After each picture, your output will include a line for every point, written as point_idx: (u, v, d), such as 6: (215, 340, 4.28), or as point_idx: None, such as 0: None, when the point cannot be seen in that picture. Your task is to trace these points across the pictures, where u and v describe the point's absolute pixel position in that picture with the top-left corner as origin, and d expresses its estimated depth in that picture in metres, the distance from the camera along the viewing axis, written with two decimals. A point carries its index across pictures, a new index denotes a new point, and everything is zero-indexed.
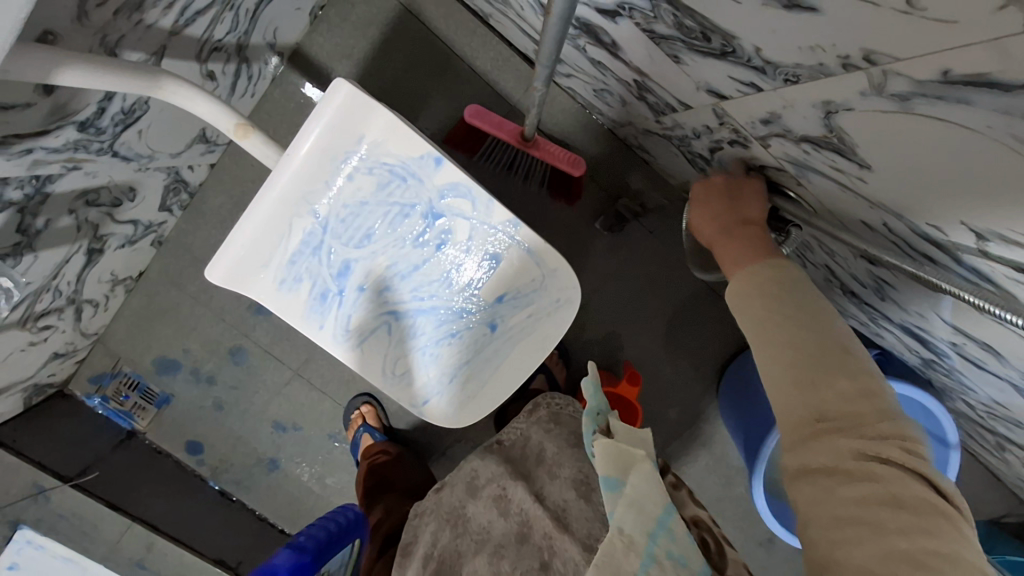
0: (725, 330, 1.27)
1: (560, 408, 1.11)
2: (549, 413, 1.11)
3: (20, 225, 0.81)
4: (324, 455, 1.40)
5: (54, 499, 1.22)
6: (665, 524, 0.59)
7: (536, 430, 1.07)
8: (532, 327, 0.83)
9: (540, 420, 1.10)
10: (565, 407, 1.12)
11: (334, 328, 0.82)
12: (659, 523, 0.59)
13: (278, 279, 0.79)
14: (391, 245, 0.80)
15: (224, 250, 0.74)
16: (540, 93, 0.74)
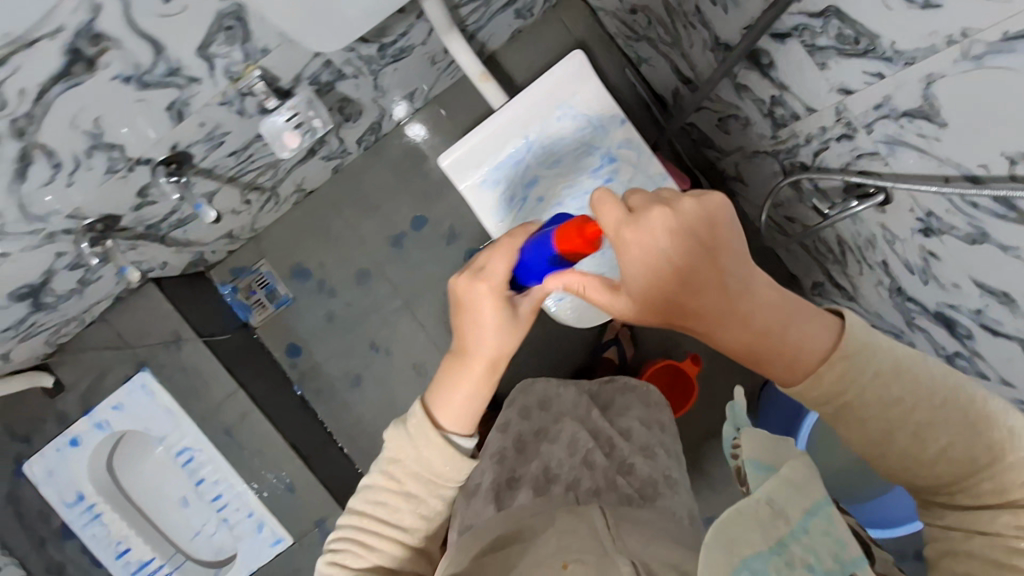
0: None
1: (629, 382, 1.36)
2: (618, 381, 1.37)
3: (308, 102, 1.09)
4: (403, 383, 1.61)
5: (184, 350, 1.41)
6: (826, 510, 0.62)
7: (607, 386, 1.35)
8: None
9: (610, 383, 1.36)
10: (634, 383, 1.37)
11: (510, 225, 1.08)
12: (820, 506, 0.62)
13: (483, 178, 1.07)
14: (570, 174, 1.07)
15: (460, 144, 1.05)
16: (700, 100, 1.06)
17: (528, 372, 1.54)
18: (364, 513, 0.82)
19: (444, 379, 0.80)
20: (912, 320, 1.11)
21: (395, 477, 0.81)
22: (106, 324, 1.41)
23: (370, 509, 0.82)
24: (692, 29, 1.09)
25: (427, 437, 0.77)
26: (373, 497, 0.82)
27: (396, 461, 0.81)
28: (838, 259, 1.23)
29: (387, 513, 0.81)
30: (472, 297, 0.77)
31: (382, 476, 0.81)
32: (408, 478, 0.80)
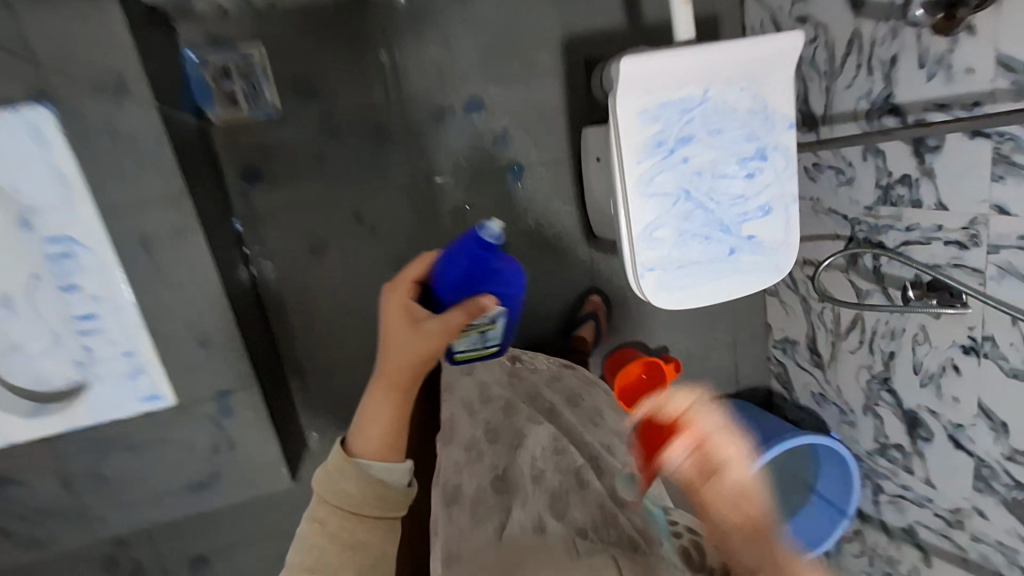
0: (720, 378, 1.63)
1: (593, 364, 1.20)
2: (566, 374, 1.13)
3: None
4: (374, 270, 1.37)
5: (127, 112, 0.99)
6: None
7: (551, 371, 1.14)
8: (753, 271, 1.06)
9: (557, 371, 1.14)
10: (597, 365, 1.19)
11: (645, 170, 0.98)
12: None
13: (644, 108, 0.96)
14: (724, 150, 1.00)
15: (645, 60, 0.93)
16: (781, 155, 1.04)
17: None
18: (313, 540, 0.69)
19: (366, 407, 0.77)
20: (875, 405, 1.29)
21: (335, 503, 0.71)
22: (8, 15, 0.92)
23: (318, 538, 0.69)
24: (865, 73, 1.11)
25: (359, 476, 0.72)
26: (314, 528, 0.70)
27: (330, 495, 0.71)
28: (832, 331, 1.36)
29: (336, 542, 0.69)
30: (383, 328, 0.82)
31: (315, 516, 0.71)
32: (337, 502, 0.71)
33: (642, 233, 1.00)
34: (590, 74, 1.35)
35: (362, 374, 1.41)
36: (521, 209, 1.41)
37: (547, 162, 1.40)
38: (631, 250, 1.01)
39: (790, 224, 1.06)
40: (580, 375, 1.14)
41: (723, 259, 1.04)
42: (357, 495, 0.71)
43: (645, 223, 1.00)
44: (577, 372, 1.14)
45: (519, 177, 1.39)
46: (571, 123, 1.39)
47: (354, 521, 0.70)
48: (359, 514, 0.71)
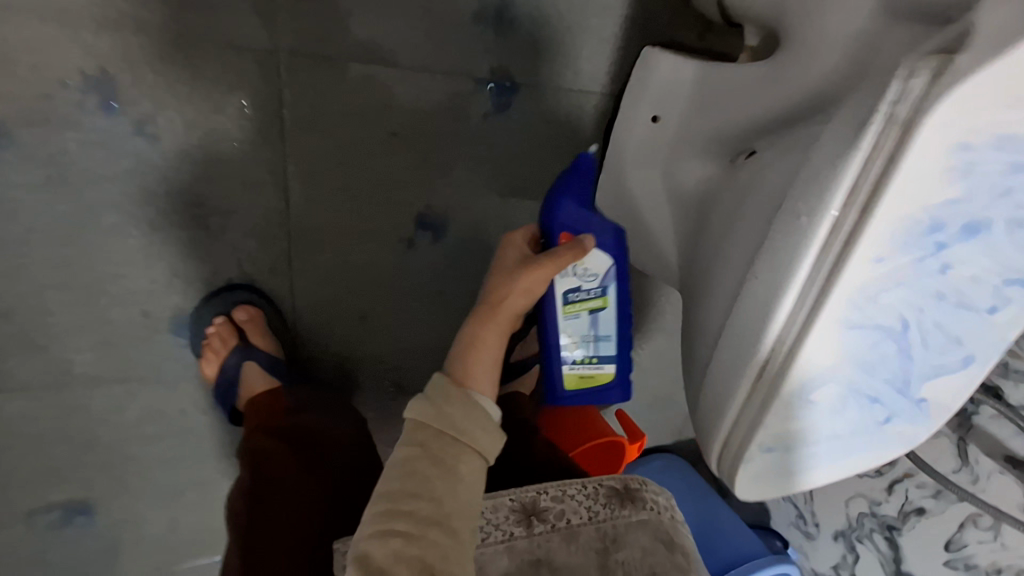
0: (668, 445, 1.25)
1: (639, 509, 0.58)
2: (626, 522, 0.56)
3: None
4: (143, 215, 0.60)
5: None
6: None
7: (590, 534, 0.54)
8: (888, 444, 0.61)
9: (606, 513, 0.57)
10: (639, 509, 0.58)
11: (878, 280, 0.40)
12: None
13: (975, 138, 0.35)
14: (1003, 263, 0.46)
15: None
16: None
17: (421, 351, 0.80)
18: (382, 518, 0.44)
19: (476, 336, 0.57)
20: (852, 541, 1.03)
21: (410, 463, 0.47)
22: None
23: (388, 512, 0.45)
24: None
25: (450, 422, 0.50)
26: (390, 494, 0.46)
27: (410, 441, 0.49)
28: None
29: (396, 537, 0.43)
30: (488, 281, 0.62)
31: (404, 445, 0.49)
32: (408, 464, 0.47)
33: (790, 394, 0.46)
34: None
35: (99, 403, 0.70)
36: (485, 164, 0.72)
37: (559, 87, 0.71)
38: (745, 411, 0.48)
39: (976, 386, 0.59)
40: (646, 525, 0.56)
41: (865, 432, 0.56)
42: (440, 438, 0.49)
43: (807, 376, 0.45)
44: (641, 525, 0.56)
45: (501, 102, 0.69)
46: (631, 35, 0.71)
47: (442, 472, 0.47)
48: (441, 461, 0.47)
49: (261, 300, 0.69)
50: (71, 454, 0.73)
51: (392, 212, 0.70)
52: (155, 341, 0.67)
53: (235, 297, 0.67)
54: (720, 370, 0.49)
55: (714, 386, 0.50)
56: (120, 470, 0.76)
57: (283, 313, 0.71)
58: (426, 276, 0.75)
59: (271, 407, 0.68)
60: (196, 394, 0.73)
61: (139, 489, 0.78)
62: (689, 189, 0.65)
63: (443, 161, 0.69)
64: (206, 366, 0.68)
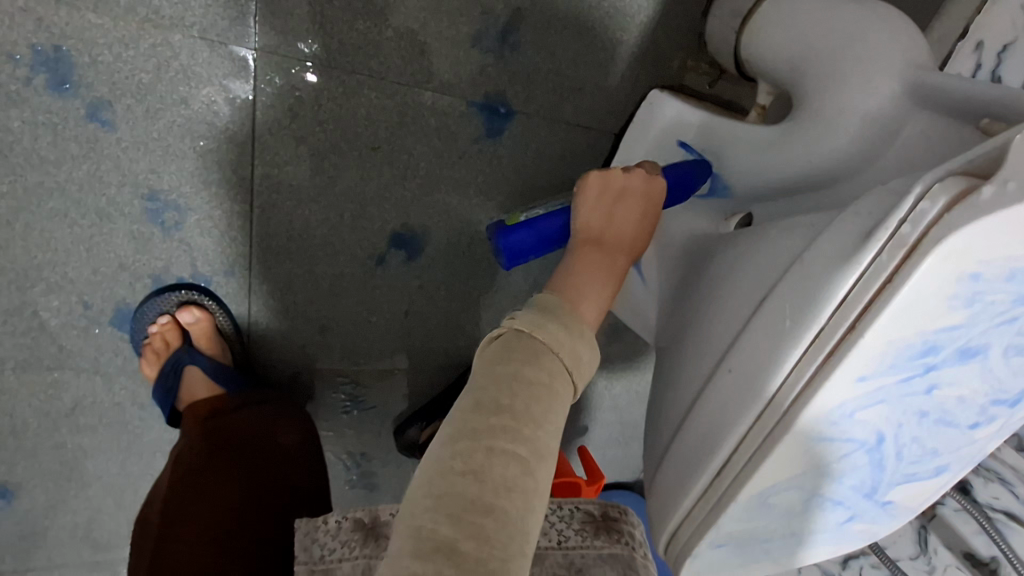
0: None
1: (610, 528, 0.63)
2: (595, 553, 0.61)
3: None
4: (91, 203, 0.56)
5: None
6: None
7: (556, 559, 0.60)
8: (846, 543, 0.57)
9: (577, 538, 0.62)
10: (610, 526, 0.63)
11: (859, 395, 0.36)
12: None
13: (986, 267, 0.32)
14: (992, 381, 0.43)
15: None
16: None
17: (380, 369, 0.77)
18: (469, 441, 0.34)
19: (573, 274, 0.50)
20: None
21: (505, 377, 0.37)
22: None
23: (477, 435, 0.34)
24: None
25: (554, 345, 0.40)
26: (472, 414, 0.36)
27: (505, 357, 0.38)
28: None
29: (481, 473, 0.33)
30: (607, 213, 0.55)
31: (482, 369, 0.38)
32: (511, 369, 0.37)
33: (749, 499, 0.42)
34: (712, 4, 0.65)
35: (29, 389, 0.65)
36: (469, 187, 0.67)
37: (555, 117, 0.67)
38: (697, 508, 0.44)
39: (942, 493, 0.56)
40: (616, 560, 0.60)
41: (822, 531, 0.52)
42: (546, 356, 0.39)
43: (769, 483, 0.41)
44: (611, 559, 0.60)
45: (493, 127, 0.65)
46: (639, 78, 0.68)
47: (539, 395, 0.37)
48: (538, 389, 0.37)
49: (211, 302, 0.64)
50: None
51: (362, 226, 0.66)
52: (94, 333, 0.63)
53: (181, 297, 0.63)
54: (678, 458, 0.46)
55: (671, 471, 0.46)
56: (46, 460, 0.71)
57: (234, 319, 0.67)
58: (395, 297, 0.72)
59: (212, 409, 0.64)
60: (135, 391, 0.69)
61: (67, 480, 0.73)
62: (676, 241, 0.61)
63: (422, 180, 0.65)
64: (146, 368, 0.64)
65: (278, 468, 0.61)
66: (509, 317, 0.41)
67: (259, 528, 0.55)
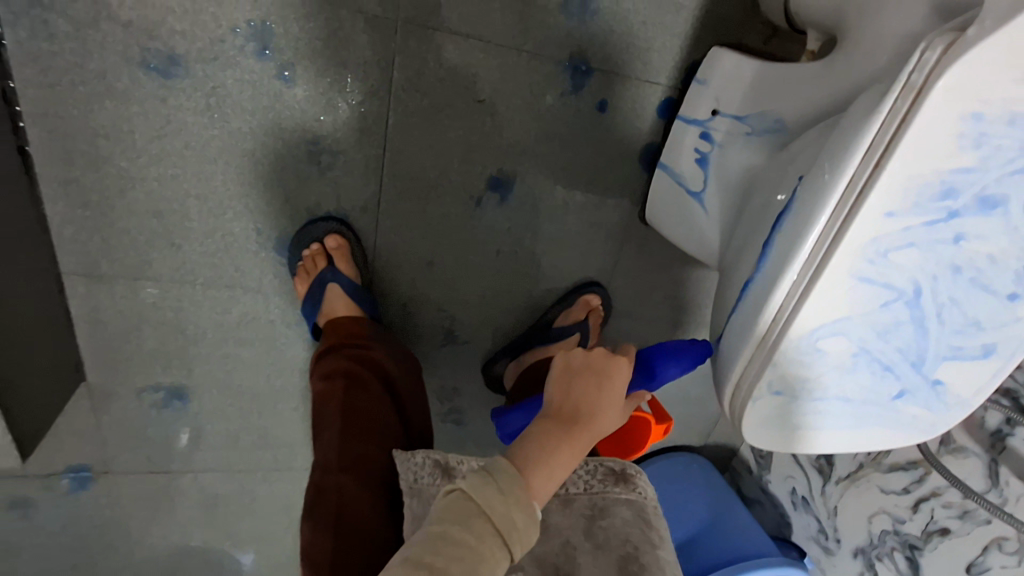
0: (692, 439, 1.30)
1: (626, 485, 0.63)
2: (615, 498, 0.62)
3: None
4: (271, 145, 0.74)
5: None
6: None
7: (581, 501, 0.62)
8: (902, 427, 0.63)
9: (600, 486, 0.63)
10: (625, 482, 0.63)
11: (889, 235, 0.46)
12: None
13: (984, 109, 0.41)
14: (1021, 245, 0.50)
15: None
16: None
17: (475, 302, 0.90)
18: (443, 542, 0.40)
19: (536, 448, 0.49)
20: (875, 557, 1.01)
21: (449, 539, 0.40)
22: None
23: (450, 539, 0.40)
24: None
25: (511, 519, 0.43)
26: (435, 545, 0.40)
27: (458, 519, 0.41)
28: (869, 455, 1.02)
29: (448, 562, 0.39)
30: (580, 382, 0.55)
31: (451, 513, 0.42)
32: (462, 523, 0.41)
33: (801, 340, 0.51)
34: None
35: (209, 302, 0.82)
36: (553, 138, 0.81)
37: (628, 73, 0.79)
38: (758, 354, 0.53)
39: (994, 383, 0.62)
40: (632, 503, 0.61)
41: (874, 405, 0.60)
42: (482, 519, 0.42)
43: (819, 323, 0.50)
44: (628, 502, 0.61)
45: (577, 82, 0.79)
46: (702, 37, 0.79)
47: (475, 568, 0.40)
48: (492, 556, 0.41)
49: (348, 231, 0.80)
50: (180, 344, 0.85)
51: (468, 170, 0.80)
52: (261, 255, 0.80)
53: (329, 226, 0.79)
54: (741, 318, 0.55)
55: (734, 334, 0.55)
56: (213, 368, 0.88)
57: (365, 248, 0.83)
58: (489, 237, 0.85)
59: (350, 330, 0.79)
60: (285, 307, 0.85)
61: (226, 387, 0.90)
62: (732, 171, 0.73)
63: (518, 129, 0.79)
64: (299, 284, 0.81)
65: (409, 392, 0.78)
66: (460, 479, 0.44)
67: (396, 435, 0.72)
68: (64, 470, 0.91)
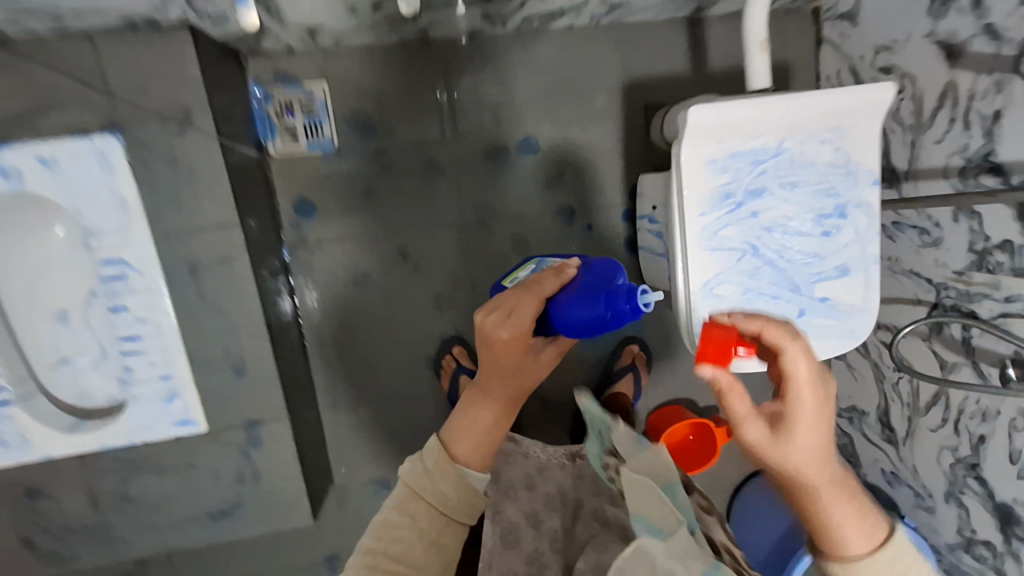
0: None
1: None
2: None
3: None
4: (413, 306, 1.33)
5: (188, 140, 1.01)
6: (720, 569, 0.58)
7: None
8: (825, 336, 0.96)
9: None
10: None
11: (709, 224, 0.90)
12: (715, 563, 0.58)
13: (716, 156, 0.88)
14: (800, 205, 0.91)
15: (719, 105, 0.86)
16: (867, 214, 0.93)
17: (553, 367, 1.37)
18: (394, 524, 0.63)
19: (458, 425, 0.67)
20: (959, 492, 1.13)
21: (393, 530, 0.63)
22: (88, 45, 0.96)
23: (399, 521, 0.63)
24: (960, 127, 1.00)
25: (439, 497, 0.64)
26: (391, 528, 0.63)
27: (398, 513, 0.64)
28: (910, 407, 1.23)
29: (399, 540, 0.62)
30: (500, 350, 0.65)
31: (396, 504, 0.64)
32: (405, 516, 0.63)
33: (700, 292, 0.92)
34: (651, 118, 1.31)
35: (397, 412, 1.35)
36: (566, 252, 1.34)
37: (595, 204, 1.34)
38: (686, 310, 0.94)
39: (869, 289, 0.95)
40: None
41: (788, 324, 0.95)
42: (417, 506, 0.64)
43: (704, 279, 0.92)
44: None
45: (568, 218, 1.34)
46: (631, 168, 1.34)
47: (422, 538, 0.63)
48: (436, 529, 0.63)
49: (463, 341, 1.34)
50: (383, 442, 1.37)
51: None
52: (419, 370, 1.35)
53: (455, 341, 1.34)
54: (673, 297, 0.97)
55: (672, 306, 0.96)
56: (403, 455, 1.37)
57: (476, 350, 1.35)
58: None
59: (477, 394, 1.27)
60: (438, 402, 1.36)
61: None
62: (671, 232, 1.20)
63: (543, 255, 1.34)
64: (443, 380, 1.31)
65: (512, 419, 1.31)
66: (399, 476, 0.66)
67: None
68: (326, 555, 1.39)
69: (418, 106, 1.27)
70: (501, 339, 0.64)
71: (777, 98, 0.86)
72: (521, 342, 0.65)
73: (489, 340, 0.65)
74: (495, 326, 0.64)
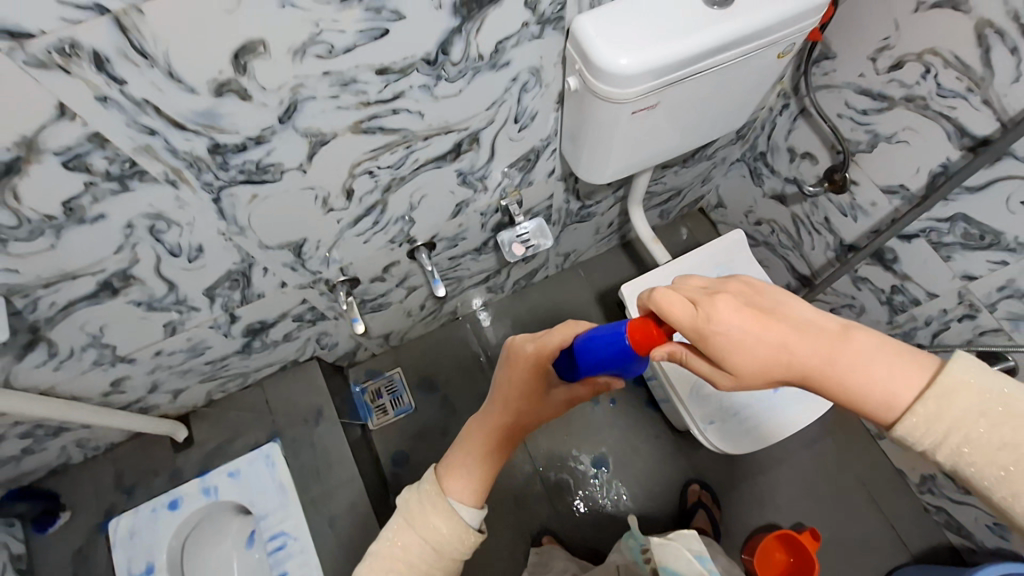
0: (887, 550, 1.50)
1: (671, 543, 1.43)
2: None
3: (496, 230, 1.30)
4: None
5: (322, 428, 1.50)
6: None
7: None
8: (804, 399, 1.21)
9: None
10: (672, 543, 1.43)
11: None
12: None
13: None
14: None
15: (638, 280, 1.32)
16: None
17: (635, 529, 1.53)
18: (390, 549, 0.80)
19: (466, 443, 0.88)
20: None
21: (390, 554, 0.79)
22: (259, 389, 1.53)
23: (393, 547, 0.80)
24: (817, 234, 1.45)
25: (426, 526, 0.81)
26: (388, 549, 0.80)
27: (398, 538, 0.81)
28: None
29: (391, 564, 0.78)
30: (519, 368, 0.86)
31: (392, 533, 0.82)
32: (399, 541, 0.80)
33: (690, 400, 1.23)
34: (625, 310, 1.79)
35: None
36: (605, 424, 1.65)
37: None
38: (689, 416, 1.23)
39: None
40: None
41: (769, 399, 1.21)
42: (410, 534, 0.81)
43: (689, 389, 1.23)
44: None
45: None
46: None
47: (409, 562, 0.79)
48: (423, 561, 0.79)
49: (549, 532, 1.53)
50: None
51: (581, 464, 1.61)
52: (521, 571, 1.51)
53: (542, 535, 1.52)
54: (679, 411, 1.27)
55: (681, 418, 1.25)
56: None
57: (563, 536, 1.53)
58: (610, 496, 1.57)
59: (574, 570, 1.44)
60: None
61: None
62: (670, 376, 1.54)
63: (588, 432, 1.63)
64: None
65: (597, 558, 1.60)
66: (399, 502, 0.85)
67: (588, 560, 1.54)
68: None
69: (464, 359, 1.78)
70: (528, 358, 0.85)
71: (672, 262, 1.33)
72: (542, 360, 0.85)
73: (516, 358, 0.86)
74: (525, 345, 0.86)
